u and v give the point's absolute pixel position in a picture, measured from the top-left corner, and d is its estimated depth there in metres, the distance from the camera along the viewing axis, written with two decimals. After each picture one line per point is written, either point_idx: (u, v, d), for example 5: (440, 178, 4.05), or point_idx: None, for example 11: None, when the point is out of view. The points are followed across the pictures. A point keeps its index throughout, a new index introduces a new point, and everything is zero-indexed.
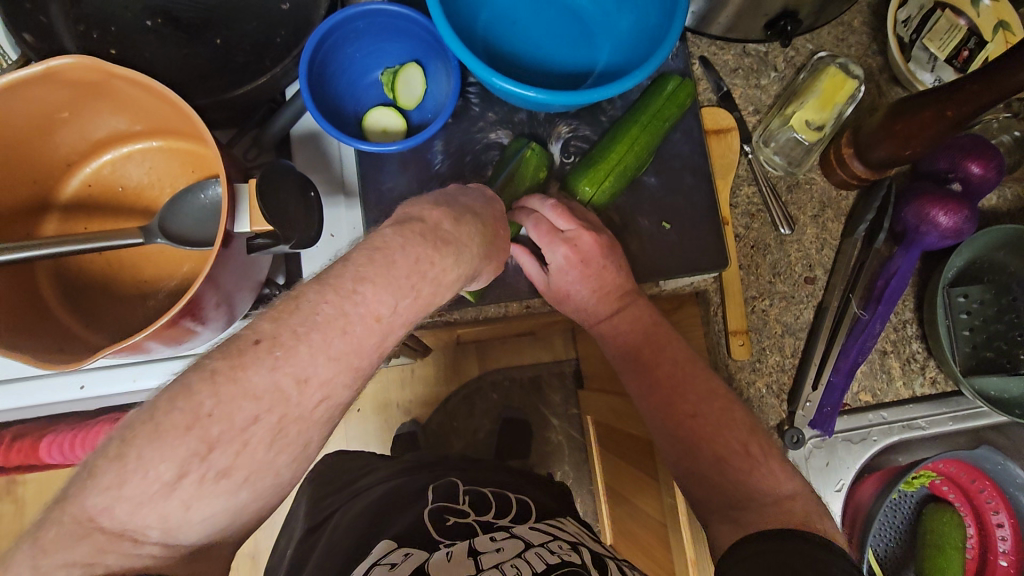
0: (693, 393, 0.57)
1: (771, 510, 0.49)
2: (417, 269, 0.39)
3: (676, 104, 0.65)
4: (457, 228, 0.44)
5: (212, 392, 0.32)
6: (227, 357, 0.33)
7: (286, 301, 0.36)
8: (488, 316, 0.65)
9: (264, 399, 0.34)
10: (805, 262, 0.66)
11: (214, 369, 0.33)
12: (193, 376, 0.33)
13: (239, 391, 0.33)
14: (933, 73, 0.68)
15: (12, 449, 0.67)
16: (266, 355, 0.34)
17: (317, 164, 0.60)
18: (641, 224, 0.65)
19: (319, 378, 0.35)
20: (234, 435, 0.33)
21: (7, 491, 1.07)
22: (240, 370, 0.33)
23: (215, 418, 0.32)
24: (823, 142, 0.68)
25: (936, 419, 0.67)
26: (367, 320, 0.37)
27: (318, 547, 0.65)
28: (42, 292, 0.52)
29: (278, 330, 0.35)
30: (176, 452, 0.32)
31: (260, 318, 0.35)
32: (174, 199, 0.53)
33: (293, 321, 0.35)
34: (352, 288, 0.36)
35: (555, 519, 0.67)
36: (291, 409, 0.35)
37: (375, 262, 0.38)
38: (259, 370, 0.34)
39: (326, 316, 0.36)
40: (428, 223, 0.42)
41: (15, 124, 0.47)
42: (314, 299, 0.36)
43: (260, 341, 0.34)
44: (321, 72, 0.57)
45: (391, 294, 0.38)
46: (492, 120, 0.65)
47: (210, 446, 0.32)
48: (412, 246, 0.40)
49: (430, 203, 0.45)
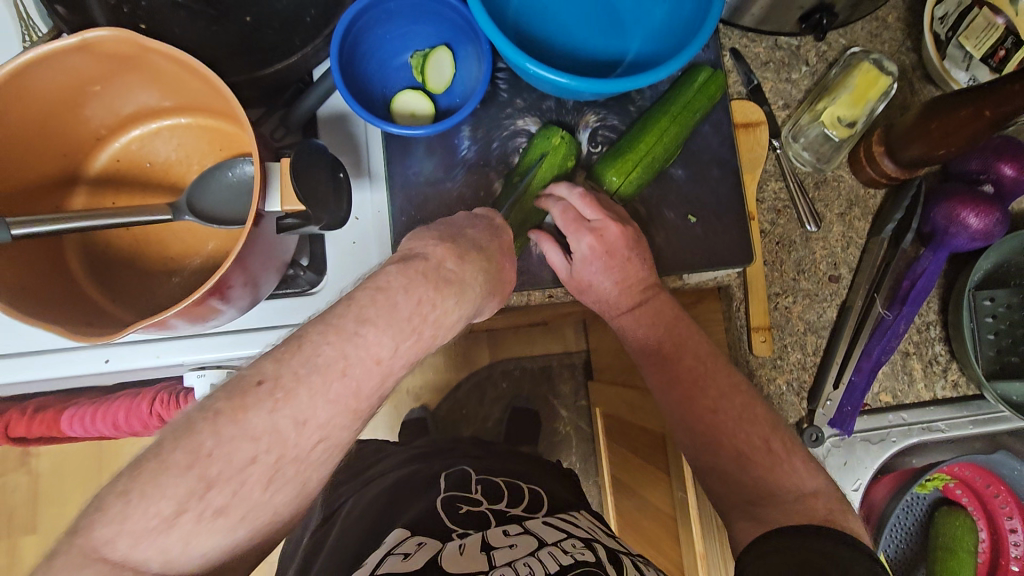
0: (713, 389, 0.57)
1: (795, 507, 0.50)
2: (419, 311, 0.40)
3: (706, 95, 0.64)
4: (461, 265, 0.45)
5: (213, 432, 0.34)
6: (229, 399, 0.35)
7: (288, 342, 0.37)
8: (511, 304, 0.65)
9: (261, 440, 0.35)
10: (830, 260, 0.66)
11: (217, 409, 0.35)
12: (198, 416, 0.35)
13: (239, 432, 0.35)
14: (968, 71, 0.67)
15: (34, 420, 0.67)
16: (268, 398, 0.35)
17: (345, 143, 0.60)
18: (668, 217, 0.65)
19: (317, 420, 0.37)
20: (232, 474, 0.35)
21: (21, 463, 1.08)
22: (241, 412, 0.35)
23: (215, 458, 0.34)
24: (854, 140, 0.67)
25: (955, 422, 0.66)
26: (367, 362, 0.38)
27: (334, 531, 0.66)
28: (69, 264, 0.53)
29: (280, 371, 0.36)
30: (176, 490, 0.34)
31: (264, 359, 0.37)
32: (203, 176, 0.53)
33: (296, 362, 0.37)
34: (354, 328, 0.38)
35: (567, 512, 0.67)
36: (290, 450, 0.36)
37: (378, 302, 0.39)
38: (259, 412, 0.35)
39: (327, 358, 0.37)
40: (431, 262, 0.44)
41: (50, 97, 0.47)
42: (316, 340, 0.37)
43: (263, 382, 0.36)
44: (351, 52, 0.57)
45: (392, 336, 0.39)
46: (520, 106, 0.64)
47: (207, 485, 0.34)
48: (414, 287, 0.41)
49: (436, 238, 0.47)
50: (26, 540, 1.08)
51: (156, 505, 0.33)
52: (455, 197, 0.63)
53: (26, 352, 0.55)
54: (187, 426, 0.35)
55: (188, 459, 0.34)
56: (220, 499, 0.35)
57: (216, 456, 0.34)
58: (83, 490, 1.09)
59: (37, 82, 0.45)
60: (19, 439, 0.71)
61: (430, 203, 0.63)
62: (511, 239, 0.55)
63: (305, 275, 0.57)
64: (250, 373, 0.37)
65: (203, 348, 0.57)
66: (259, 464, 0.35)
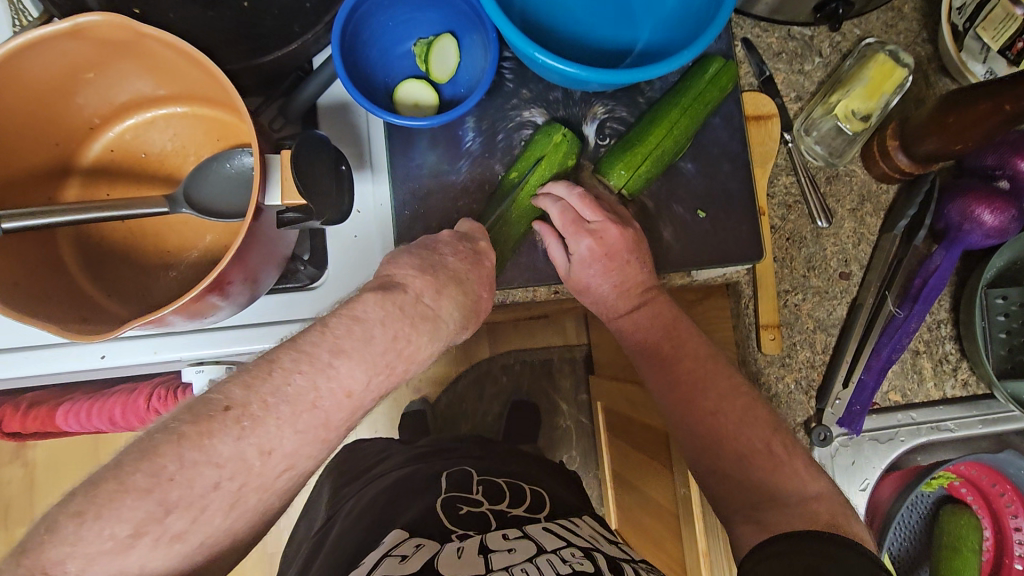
0: (714, 392, 0.56)
1: (797, 511, 0.49)
2: (393, 345, 0.43)
3: (718, 87, 0.62)
4: (439, 301, 0.48)
5: (176, 457, 0.36)
6: (195, 423, 0.37)
7: (259, 368, 0.40)
8: (515, 300, 0.63)
9: (225, 467, 0.37)
10: (841, 256, 0.65)
11: (180, 434, 0.37)
12: (161, 439, 0.36)
13: (202, 458, 0.37)
14: (985, 64, 0.65)
15: (28, 417, 0.66)
16: (234, 425, 0.38)
17: (347, 134, 0.58)
18: (676, 212, 0.63)
19: (283, 450, 0.39)
20: (194, 499, 0.37)
21: (17, 455, 1.08)
22: (204, 439, 0.37)
23: (177, 483, 0.36)
24: (867, 134, 0.66)
25: (965, 421, 0.66)
26: (337, 394, 0.41)
27: (333, 532, 0.65)
28: (63, 258, 0.51)
29: (248, 399, 0.39)
30: (133, 513, 0.35)
31: (232, 385, 0.39)
32: (200, 167, 0.51)
33: (264, 391, 0.39)
34: (328, 361, 0.41)
35: (569, 519, 0.65)
36: (253, 478, 0.39)
37: (353, 334, 0.42)
38: (224, 440, 0.37)
39: (297, 388, 0.40)
40: (410, 295, 0.46)
41: (41, 85, 0.45)
42: (287, 369, 0.40)
43: (229, 409, 0.38)
44: (353, 40, 0.55)
45: (364, 370, 0.42)
46: (526, 97, 0.62)
47: (167, 509, 0.36)
48: (390, 322, 0.44)
49: (416, 267, 0.48)
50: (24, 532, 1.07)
51: (111, 528, 0.34)
52: (459, 190, 0.62)
53: (21, 347, 0.54)
54: (150, 449, 0.36)
55: (149, 483, 0.35)
56: (177, 524, 0.36)
57: (178, 481, 0.36)
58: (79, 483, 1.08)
59: (28, 68, 0.43)
60: (15, 435, 0.70)
61: (434, 197, 0.61)
62: (493, 265, 0.54)
63: (306, 269, 0.56)
64: (216, 398, 0.39)
65: (203, 344, 0.56)
66: (220, 491, 0.38)
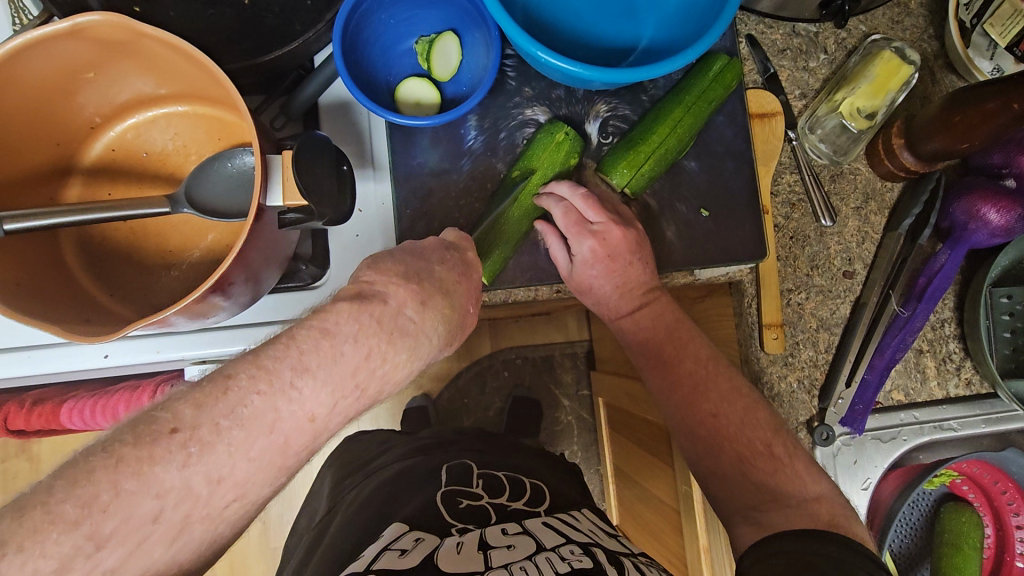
0: (715, 393, 0.57)
1: (795, 511, 0.49)
2: (364, 365, 0.40)
3: (722, 85, 0.62)
4: (423, 312, 0.45)
5: (112, 484, 0.31)
6: (138, 445, 0.32)
7: (213, 386, 0.35)
8: (517, 299, 0.64)
9: (166, 497, 0.33)
10: (845, 255, 0.64)
11: (120, 456, 0.32)
12: (97, 462, 0.32)
13: (142, 488, 0.32)
14: (992, 61, 0.64)
15: (32, 414, 0.66)
16: (179, 452, 0.33)
17: (348, 134, 0.58)
18: (679, 210, 0.63)
19: (234, 478, 0.35)
20: (130, 532, 0.32)
21: (23, 448, 1.10)
22: (146, 465, 0.32)
23: (111, 513, 0.31)
24: (873, 131, 0.65)
25: (968, 420, 0.65)
26: (299, 418, 0.37)
27: (333, 526, 0.65)
28: (65, 259, 0.51)
29: (198, 421, 0.34)
30: (58, 549, 0.30)
31: (180, 401, 0.35)
32: (201, 166, 0.51)
33: (217, 413, 0.35)
34: (290, 381, 0.37)
35: (568, 513, 0.65)
36: (198, 508, 0.34)
37: (320, 351, 0.38)
38: (168, 468, 0.33)
39: (254, 410, 0.36)
40: (390, 306, 0.43)
41: (41, 85, 0.45)
42: (243, 389, 0.36)
43: (176, 432, 0.33)
44: (354, 39, 0.54)
45: (330, 393, 0.38)
46: (528, 95, 0.62)
47: (99, 544, 0.31)
48: (364, 337, 0.40)
49: (400, 275, 0.45)
50: None
51: (34, 565, 0.29)
52: (461, 189, 0.62)
53: (23, 347, 0.54)
54: (86, 472, 0.31)
55: (79, 513, 0.30)
56: (110, 559, 0.31)
57: (113, 512, 0.31)
58: None
59: (27, 70, 0.43)
60: (19, 432, 0.70)
61: (435, 196, 0.61)
62: (481, 277, 0.53)
63: (308, 269, 0.56)
64: (161, 415, 0.34)
65: (204, 343, 0.56)
66: (161, 522, 0.33)
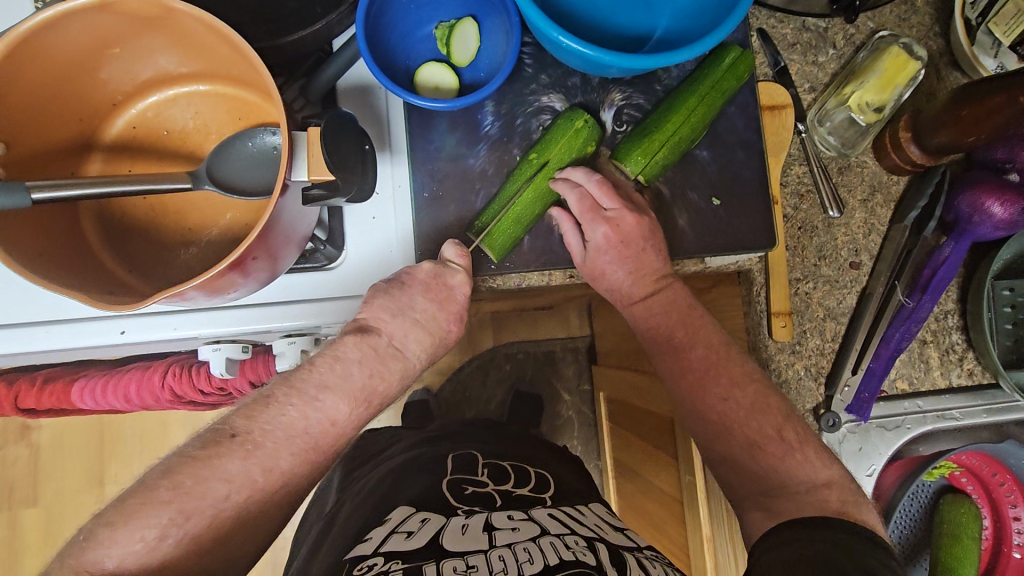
0: (726, 378, 0.58)
1: (807, 499, 0.51)
2: (368, 381, 0.53)
3: (734, 76, 0.63)
4: (407, 342, 0.56)
5: (191, 474, 0.45)
6: (205, 448, 0.46)
7: (257, 402, 0.50)
8: (530, 284, 0.64)
9: (232, 481, 0.46)
10: (851, 246, 0.66)
11: (193, 456, 0.46)
12: (179, 460, 0.46)
13: (213, 474, 0.45)
14: (996, 59, 0.65)
15: (44, 392, 0.66)
16: (239, 448, 0.47)
17: (368, 116, 0.60)
18: (690, 199, 0.64)
19: (280, 467, 0.49)
20: (205, 508, 0.45)
21: (22, 436, 1.09)
22: (214, 459, 0.46)
23: (192, 494, 0.44)
24: (881, 125, 0.66)
25: (970, 410, 0.66)
26: (323, 422, 0.51)
27: (344, 508, 0.65)
28: (86, 234, 0.52)
29: (250, 428, 0.48)
30: (157, 519, 0.43)
31: (236, 416, 0.49)
32: (223, 145, 0.52)
33: (262, 420, 0.49)
34: (314, 395, 0.51)
35: (574, 506, 0.63)
36: (257, 491, 0.47)
37: (334, 372, 0.52)
38: (231, 460, 0.46)
39: (289, 417, 0.50)
40: (383, 338, 0.54)
41: (67, 58, 0.46)
42: (282, 403, 0.50)
43: (234, 436, 0.48)
44: (376, 22, 0.55)
45: (346, 403, 0.52)
46: (545, 82, 0.63)
47: (186, 515, 0.44)
48: (367, 361, 0.54)
49: (388, 309, 0.54)
50: (27, 513, 1.09)
51: (140, 531, 0.42)
52: (477, 174, 0.62)
53: (42, 322, 0.54)
54: (171, 468, 0.45)
55: (170, 495, 0.44)
56: (195, 528, 0.44)
57: (194, 492, 0.44)
58: (82, 465, 1.10)
59: (57, 42, 0.44)
60: (29, 412, 0.70)
61: (451, 180, 0.62)
62: (465, 300, 0.58)
63: (324, 250, 0.57)
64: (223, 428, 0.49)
65: (220, 321, 0.56)
66: (229, 501, 0.46)
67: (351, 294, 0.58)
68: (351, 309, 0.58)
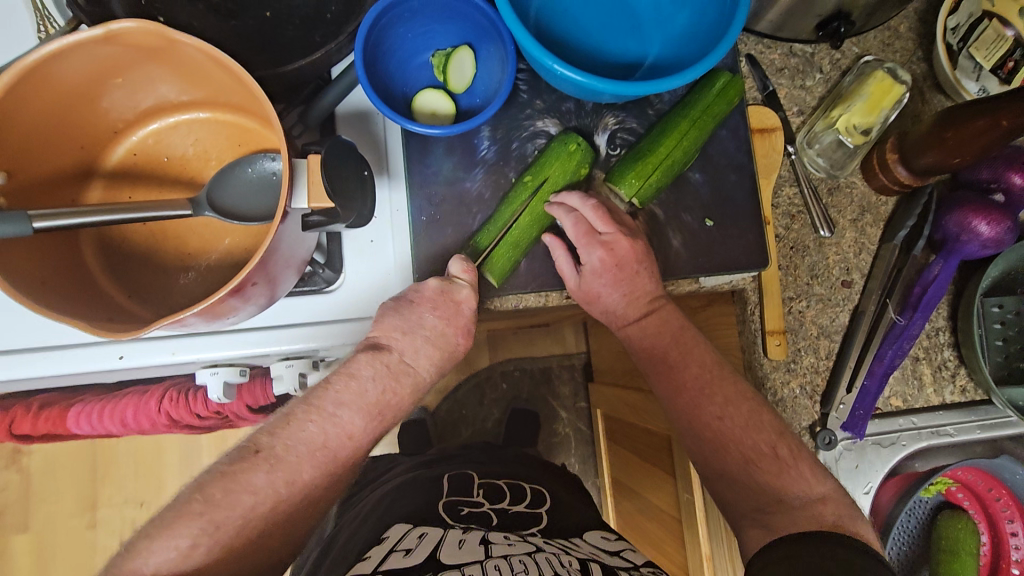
0: (720, 397, 0.58)
1: (802, 514, 0.51)
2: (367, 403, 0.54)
3: (725, 100, 0.64)
4: (418, 357, 0.56)
5: (220, 487, 0.46)
6: (233, 463, 0.48)
7: (279, 419, 0.51)
8: (528, 306, 0.65)
9: (258, 492, 0.47)
10: (842, 265, 0.67)
11: (222, 471, 0.47)
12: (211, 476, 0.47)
13: (240, 487, 0.47)
14: (978, 83, 0.67)
15: (39, 418, 0.66)
16: (263, 462, 0.48)
17: (366, 141, 0.61)
18: (684, 220, 0.65)
19: (302, 478, 0.49)
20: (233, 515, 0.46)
21: (12, 460, 1.07)
22: (244, 473, 0.47)
23: (221, 504, 0.46)
24: (867, 147, 0.68)
25: (964, 427, 0.67)
26: (340, 437, 0.52)
27: (341, 530, 0.65)
28: (85, 260, 0.52)
29: (273, 443, 0.50)
30: (186, 529, 0.44)
31: (260, 433, 0.51)
32: (222, 172, 0.52)
33: (284, 435, 0.50)
34: (332, 410, 0.52)
35: (566, 539, 0.59)
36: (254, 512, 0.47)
37: (344, 390, 0.53)
38: (257, 473, 0.48)
39: (309, 432, 0.51)
40: (395, 353, 0.55)
41: (70, 87, 0.47)
42: (301, 418, 0.51)
43: (259, 450, 0.49)
44: (374, 51, 0.56)
45: (361, 416, 0.53)
46: (540, 108, 0.64)
47: (213, 524, 0.45)
48: (380, 377, 0.54)
49: (400, 325, 0.55)
50: (17, 539, 1.08)
51: (175, 540, 0.43)
52: (473, 197, 0.63)
53: (41, 348, 0.54)
54: (202, 484, 0.47)
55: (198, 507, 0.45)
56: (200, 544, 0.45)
57: (222, 503, 0.46)
58: (75, 489, 1.09)
59: (61, 73, 0.45)
60: (23, 437, 0.70)
61: (448, 203, 0.62)
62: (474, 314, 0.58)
63: (323, 273, 0.57)
64: (248, 446, 0.50)
65: (217, 344, 0.56)
66: (256, 511, 0.47)
67: (349, 318, 0.58)
68: (349, 331, 0.58)
